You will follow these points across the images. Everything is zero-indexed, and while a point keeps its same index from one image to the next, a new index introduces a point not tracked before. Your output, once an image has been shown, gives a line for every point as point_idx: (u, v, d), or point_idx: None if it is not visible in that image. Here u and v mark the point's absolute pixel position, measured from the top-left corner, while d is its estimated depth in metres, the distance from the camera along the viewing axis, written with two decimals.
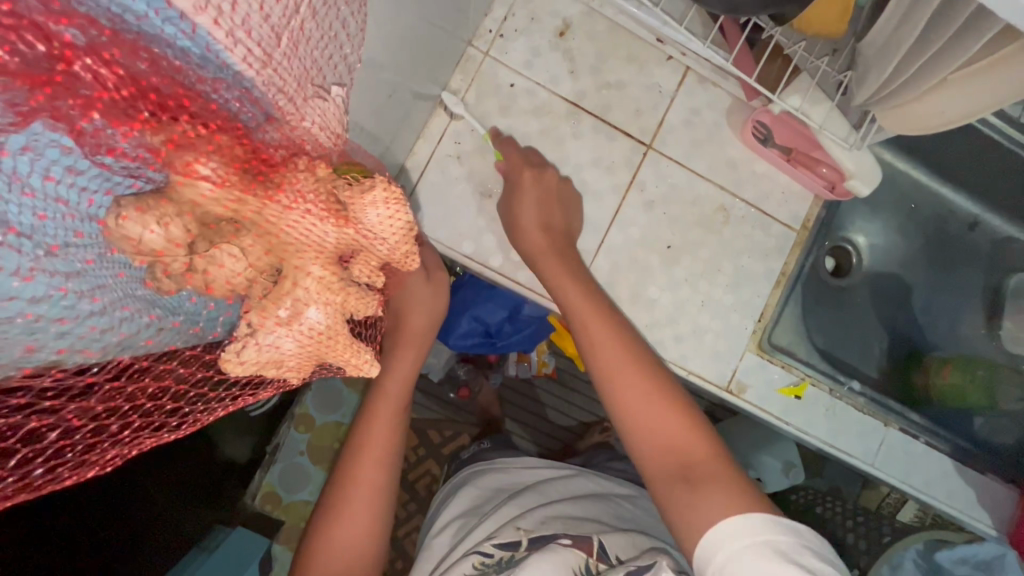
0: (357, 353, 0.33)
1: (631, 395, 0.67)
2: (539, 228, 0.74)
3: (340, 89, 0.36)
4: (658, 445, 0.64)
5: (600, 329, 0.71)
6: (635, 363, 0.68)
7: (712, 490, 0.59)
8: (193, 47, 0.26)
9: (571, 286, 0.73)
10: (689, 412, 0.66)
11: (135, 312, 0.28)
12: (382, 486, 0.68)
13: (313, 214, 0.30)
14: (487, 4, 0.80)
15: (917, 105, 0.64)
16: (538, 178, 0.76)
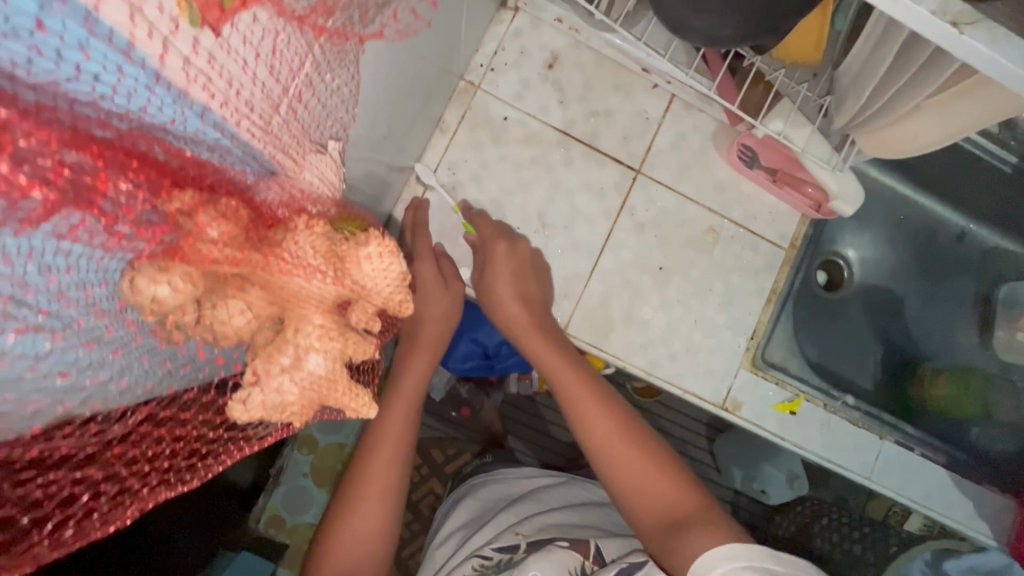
0: (357, 395, 0.35)
1: (619, 462, 0.67)
2: (516, 300, 0.76)
3: (336, 142, 0.40)
4: (645, 501, 0.64)
5: (584, 394, 0.71)
6: (618, 422, 0.69)
7: (699, 531, 0.59)
8: (209, 122, 0.29)
9: (556, 354, 0.74)
10: (676, 471, 0.66)
11: (134, 363, 0.30)
12: (390, 488, 0.69)
13: (312, 268, 0.32)
14: (478, 40, 0.83)
15: (893, 132, 0.67)
16: (512, 249, 0.78)
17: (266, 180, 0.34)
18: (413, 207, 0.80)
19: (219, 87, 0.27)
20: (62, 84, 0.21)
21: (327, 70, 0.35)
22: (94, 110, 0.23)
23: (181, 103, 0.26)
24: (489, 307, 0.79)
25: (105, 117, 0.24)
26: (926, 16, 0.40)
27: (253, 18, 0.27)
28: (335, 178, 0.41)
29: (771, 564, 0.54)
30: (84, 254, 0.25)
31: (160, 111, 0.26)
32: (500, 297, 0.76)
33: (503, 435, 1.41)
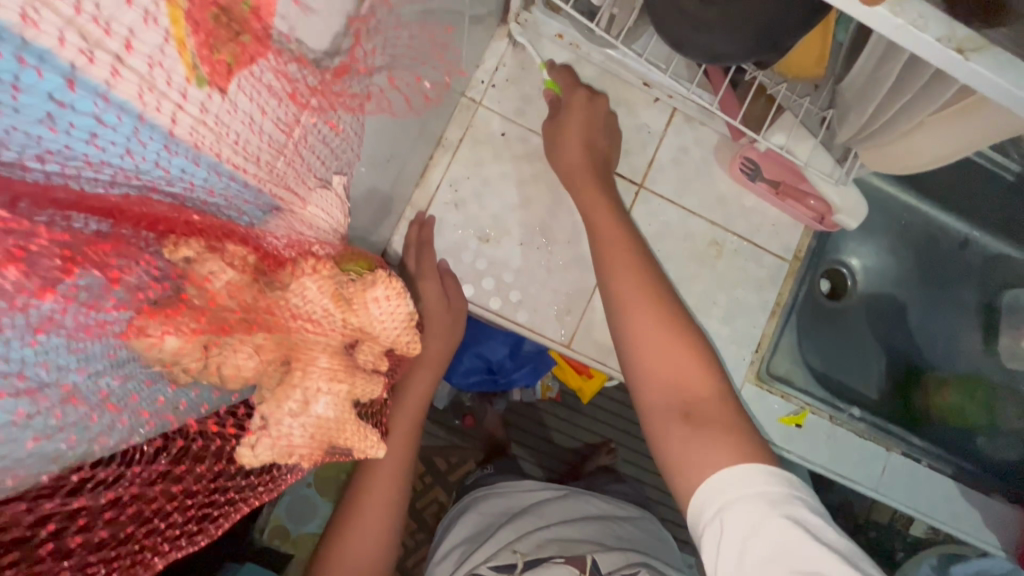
0: (365, 436, 0.35)
1: (644, 329, 0.70)
2: (580, 146, 0.79)
3: (340, 177, 0.41)
4: (657, 385, 0.67)
5: (621, 257, 0.74)
6: (651, 294, 0.71)
7: (709, 429, 0.62)
8: (209, 167, 0.29)
9: (605, 209, 0.77)
10: (704, 358, 0.68)
11: (159, 409, 0.28)
12: (393, 503, 0.71)
13: (321, 308, 0.32)
14: (479, 56, 0.83)
15: (899, 146, 0.67)
16: (590, 100, 0.82)
17: (271, 220, 0.34)
18: (417, 223, 0.81)
19: (227, 140, 0.28)
20: (53, 150, 0.21)
21: (333, 110, 0.37)
22: (91, 171, 0.23)
23: (194, 160, 0.27)
24: (547, 142, 0.82)
25: (99, 173, 0.23)
26: (932, 42, 0.40)
27: (261, 72, 0.29)
28: (341, 212, 0.41)
29: (776, 492, 0.56)
30: (104, 309, 0.23)
31: (159, 164, 0.26)
32: (565, 144, 0.79)
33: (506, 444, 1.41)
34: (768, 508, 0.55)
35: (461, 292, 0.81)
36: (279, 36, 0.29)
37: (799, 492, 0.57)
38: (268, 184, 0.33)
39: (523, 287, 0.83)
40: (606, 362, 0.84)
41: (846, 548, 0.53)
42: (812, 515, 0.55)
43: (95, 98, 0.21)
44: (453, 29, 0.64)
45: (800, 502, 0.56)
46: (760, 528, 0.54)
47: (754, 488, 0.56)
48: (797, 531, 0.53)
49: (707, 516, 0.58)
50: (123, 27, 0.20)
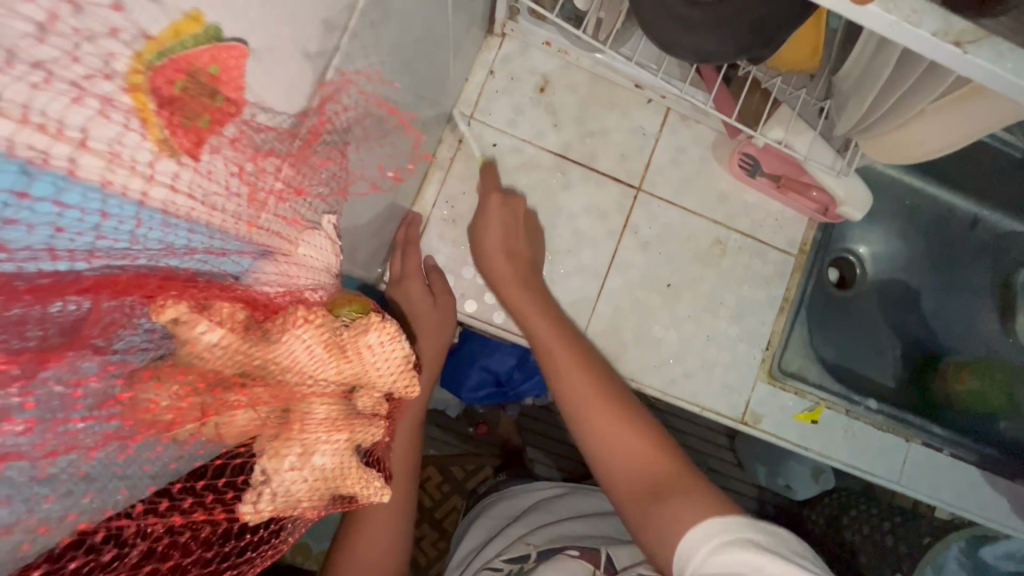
0: (367, 480, 0.34)
1: (601, 429, 0.68)
2: (504, 255, 0.76)
3: (331, 216, 0.40)
4: (622, 469, 0.65)
5: (565, 358, 0.72)
6: (597, 391, 0.70)
7: (681, 503, 0.59)
8: (197, 233, 0.29)
9: (535, 309, 0.75)
10: (659, 440, 0.67)
11: (151, 464, 0.29)
12: (397, 509, 0.73)
13: (314, 359, 0.31)
14: (467, 69, 0.82)
15: (897, 137, 0.65)
16: (506, 202, 0.79)
17: (262, 269, 0.34)
18: (406, 221, 0.79)
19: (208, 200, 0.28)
20: (43, 244, 0.22)
21: (320, 150, 0.36)
22: (80, 249, 0.23)
23: (185, 228, 0.28)
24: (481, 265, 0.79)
25: (92, 250, 0.24)
26: (926, 38, 0.39)
27: (241, 136, 0.28)
28: (335, 250, 0.40)
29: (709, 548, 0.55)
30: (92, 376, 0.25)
31: (147, 235, 0.26)
32: (488, 248, 0.77)
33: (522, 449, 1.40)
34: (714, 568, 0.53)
35: (448, 288, 0.78)
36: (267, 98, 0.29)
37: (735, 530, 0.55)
38: (257, 235, 0.33)
39: None
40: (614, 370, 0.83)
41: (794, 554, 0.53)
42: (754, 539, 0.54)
43: (57, 194, 0.21)
44: (438, 49, 0.63)
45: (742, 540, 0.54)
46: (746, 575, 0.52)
47: (701, 551, 0.55)
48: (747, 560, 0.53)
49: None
50: (78, 128, 0.20)
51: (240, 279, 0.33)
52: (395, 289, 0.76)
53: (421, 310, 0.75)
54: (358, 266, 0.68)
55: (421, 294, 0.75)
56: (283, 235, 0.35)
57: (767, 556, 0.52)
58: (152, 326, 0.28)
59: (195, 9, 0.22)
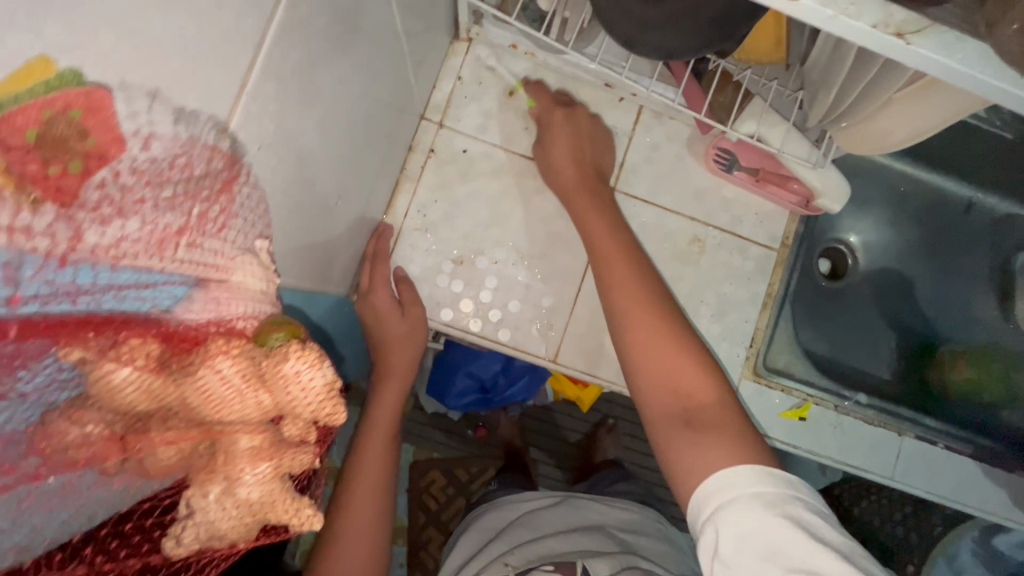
0: (295, 510, 0.33)
1: (649, 340, 0.69)
2: (570, 164, 0.79)
3: (264, 241, 0.39)
4: (663, 389, 0.67)
5: (620, 276, 0.74)
6: (649, 310, 0.71)
7: (711, 433, 0.62)
8: (109, 275, 0.27)
9: (601, 220, 0.77)
10: (705, 367, 0.68)
11: (75, 499, 0.29)
12: (375, 515, 0.76)
13: (235, 391, 0.30)
14: (434, 76, 0.82)
15: (865, 128, 0.63)
16: (570, 117, 0.80)
17: (192, 300, 0.32)
18: (377, 233, 0.79)
19: (117, 244, 0.27)
20: None
21: (243, 177, 0.36)
22: None
23: (93, 270, 0.27)
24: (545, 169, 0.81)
25: None
26: (866, 30, 0.37)
27: (139, 176, 0.27)
28: (268, 276, 0.39)
29: (736, 498, 0.56)
30: None
31: (46, 281, 0.24)
32: (555, 162, 0.79)
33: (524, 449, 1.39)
34: (761, 510, 0.55)
35: (417, 298, 0.79)
36: (164, 139, 0.28)
37: (797, 493, 0.57)
38: (183, 264, 0.31)
39: (503, 305, 0.82)
40: (595, 374, 0.82)
41: (842, 543, 0.54)
42: (809, 513, 0.55)
43: None
44: (396, 59, 0.63)
45: (798, 502, 0.56)
46: (761, 534, 0.54)
47: (721, 499, 0.57)
48: (778, 526, 0.54)
49: (703, 516, 0.58)
50: None
51: (168, 312, 0.31)
52: (365, 305, 0.78)
53: (390, 322, 0.78)
54: (329, 281, 0.68)
55: (388, 307, 0.77)
56: (213, 261, 0.33)
57: (786, 526, 0.54)
58: (67, 367, 0.27)
59: (41, 54, 0.21)
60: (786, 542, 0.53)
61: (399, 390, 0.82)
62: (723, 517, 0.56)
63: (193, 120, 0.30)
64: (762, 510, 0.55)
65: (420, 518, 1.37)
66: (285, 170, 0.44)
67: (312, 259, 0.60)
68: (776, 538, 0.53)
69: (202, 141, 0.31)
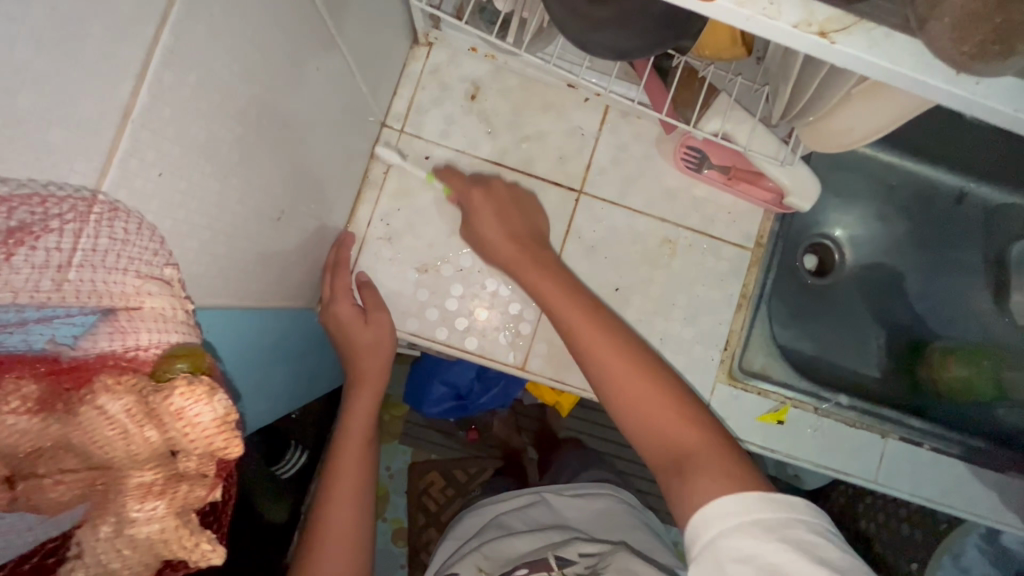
0: (194, 545, 0.31)
1: (626, 391, 0.66)
2: (507, 239, 0.75)
3: (175, 269, 0.36)
4: (650, 435, 0.64)
5: (579, 323, 0.70)
6: (625, 361, 0.68)
7: (702, 477, 0.58)
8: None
9: (543, 277, 0.73)
10: (686, 408, 0.64)
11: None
12: (354, 526, 0.75)
13: (119, 428, 0.30)
14: (394, 83, 0.81)
15: (826, 124, 0.61)
16: (488, 193, 0.77)
17: (93, 332, 0.33)
18: (337, 243, 0.78)
19: None
20: None
21: (140, 207, 0.35)
22: None
23: None
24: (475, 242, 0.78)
25: None
26: (785, 29, 0.35)
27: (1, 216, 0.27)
28: (184, 306, 0.37)
29: (740, 517, 0.54)
30: None
31: None
32: (489, 237, 0.75)
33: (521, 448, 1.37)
34: (767, 534, 0.52)
35: (379, 304, 0.77)
36: (29, 175, 0.27)
37: (798, 515, 0.54)
38: (76, 298, 0.32)
39: (469, 313, 0.80)
40: (564, 381, 0.81)
41: (848, 563, 0.51)
42: (813, 536, 0.52)
43: None
44: (341, 71, 0.61)
45: (800, 525, 0.53)
46: (763, 556, 0.51)
47: (723, 520, 0.54)
48: (785, 548, 0.51)
49: (702, 544, 0.55)
50: None
51: (68, 347, 0.33)
52: (328, 315, 0.78)
53: (354, 330, 0.77)
54: (288, 296, 0.68)
55: (351, 314, 0.76)
56: (114, 293, 0.33)
57: (793, 552, 0.51)
58: None
59: None
60: (789, 566, 0.50)
61: (371, 399, 0.80)
62: (724, 543, 0.53)
63: (61, 156, 0.28)
64: (763, 535, 0.52)
65: (420, 519, 1.36)
66: (214, 191, 0.43)
67: (265, 277, 0.60)
68: (778, 560, 0.51)
69: (79, 177, 0.30)
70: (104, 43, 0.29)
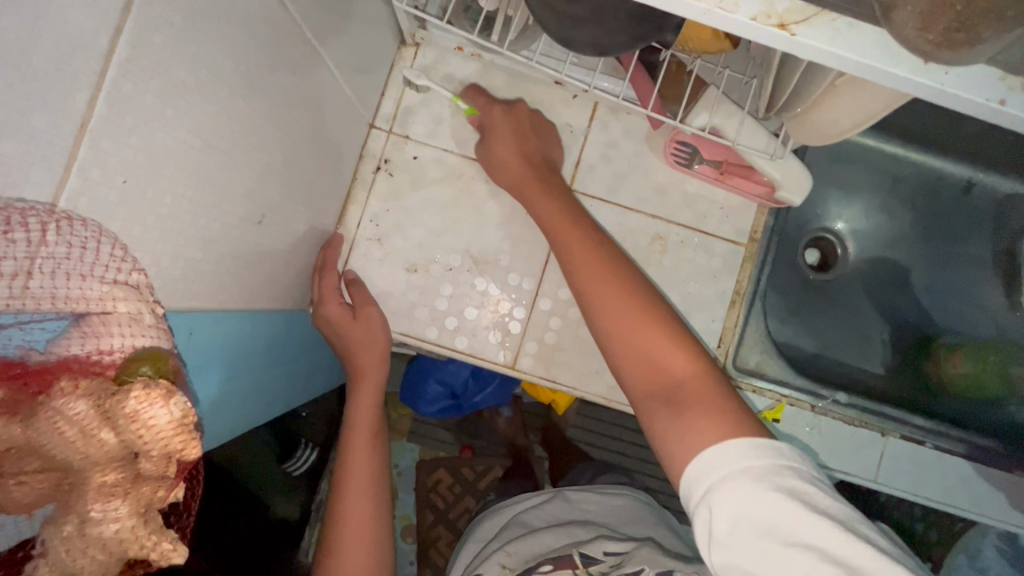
0: (154, 546, 0.32)
1: (619, 322, 0.65)
2: (517, 157, 0.76)
3: (140, 273, 0.37)
4: (638, 369, 0.63)
5: (579, 251, 0.70)
6: (620, 290, 0.67)
7: (696, 409, 0.57)
8: None
9: (559, 207, 0.73)
10: (684, 341, 0.63)
11: None
12: (371, 516, 0.76)
13: (78, 429, 0.30)
14: (382, 84, 0.81)
15: (812, 117, 0.60)
16: (510, 113, 0.77)
17: (64, 337, 0.34)
18: (326, 244, 0.79)
19: None
20: None
21: (102, 219, 0.36)
22: None
23: None
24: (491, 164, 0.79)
25: None
26: (745, 23, 0.34)
27: None
28: (153, 309, 0.38)
29: (733, 468, 0.51)
30: None
31: None
32: (500, 155, 0.76)
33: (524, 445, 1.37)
34: (760, 485, 0.50)
35: (370, 299, 0.78)
36: None
37: (787, 461, 0.51)
38: (38, 304, 0.32)
39: (459, 313, 0.81)
40: (555, 379, 0.81)
41: (844, 513, 0.49)
42: (805, 483, 0.50)
43: None
44: (320, 75, 0.62)
45: (790, 472, 0.51)
46: (758, 510, 0.49)
47: (714, 472, 0.52)
48: (782, 501, 0.49)
49: (697, 499, 0.53)
50: None
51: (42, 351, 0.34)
52: (319, 318, 0.79)
53: (345, 328, 0.78)
54: (276, 296, 0.69)
55: (341, 313, 0.77)
56: (79, 298, 0.34)
57: (789, 501, 0.49)
58: None
59: None
60: (784, 518, 0.48)
61: (373, 391, 0.80)
62: (716, 497, 0.51)
63: (15, 168, 0.29)
64: (756, 485, 0.50)
65: (428, 516, 1.36)
66: (184, 197, 0.44)
67: (251, 278, 0.61)
68: (774, 513, 0.48)
69: (36, 191, 0.31)
70: (54, 58, 0.30)
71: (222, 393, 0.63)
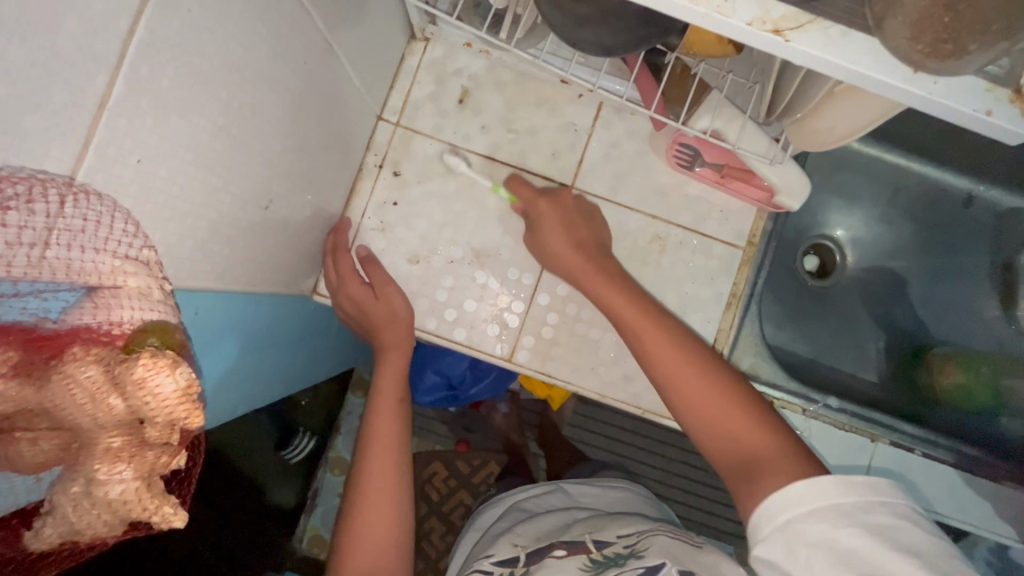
0: (160, 509, 0.33)
1: (684, 385, 0.66)
2: (581, 242, 0.77)
3: (151, 249, 0.38)
4: (718, 447, 0.64)
5: (630, 306, 0.73)
6: (671, 341, 0.70)
7: (774, 473, 0.57)
8: None
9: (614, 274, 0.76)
10: (750, 408, 0.63)
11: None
12: (393, 483, 0.75)
13: (90, 393, 0.32)
14: (391, 78, 0.83)
15: (811, 122, 0.61)
16: (580, 186, 0.79)
17: (77, 307, 0.35)
18: (333, 230, 0.80)
19: None
20: None
21: (112, 196, 0.37)
22: None
23: None
24: (552, 255, 0.80)
25: None
26: (743, 28, 0.36)
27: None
28: (162, 285, 0.38)
29: (824, 497, 0.53)
30: None
31: None
32: (556, 246, 0.77)
33: (519, 440, 1.39)
34: (843, 519, 0.52)
35: (385, 281, 0.79)
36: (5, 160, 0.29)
37: (881, 500, 0.53)
38: (54, 272, 0.33)
39: (459, 304, 0.82)
40: (551, 374, 0.82)
41: (931, 548, 0.50)
42: (896, 520, 0.51)
43: None
44: (331, 64, 0.63)
45: (879, 509, 0.52)
46: (838, 542, 0.51)
47: (800, 503, 0.54)
48: (868, 537, 0.50)
49: (774, 525, 0.55)
50: None
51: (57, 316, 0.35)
52: (341, 298, 0.81)
53: (368, 306, 0.79)
54: (278, 280, 0.70)
55: (361, 293, 0.79)
56: (95, 271, 0.35)
57: (873, 539, 0.50)
58: None
59: None
60: (866, 551, 0.50)
61: (397, 366, 0.81)
62: (799, 526, 0.53)
63: (33, 142, 0.31)
64: (839, 518, 0.52)
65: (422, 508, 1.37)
66: (195, 176, 0.45)
67: (256, 260, 0.62)
68: (855, 545, 0.50)
69: (53, 165, 0.32)
70: (76, 40, 0.31)
71: (230, 371, 0.65)
